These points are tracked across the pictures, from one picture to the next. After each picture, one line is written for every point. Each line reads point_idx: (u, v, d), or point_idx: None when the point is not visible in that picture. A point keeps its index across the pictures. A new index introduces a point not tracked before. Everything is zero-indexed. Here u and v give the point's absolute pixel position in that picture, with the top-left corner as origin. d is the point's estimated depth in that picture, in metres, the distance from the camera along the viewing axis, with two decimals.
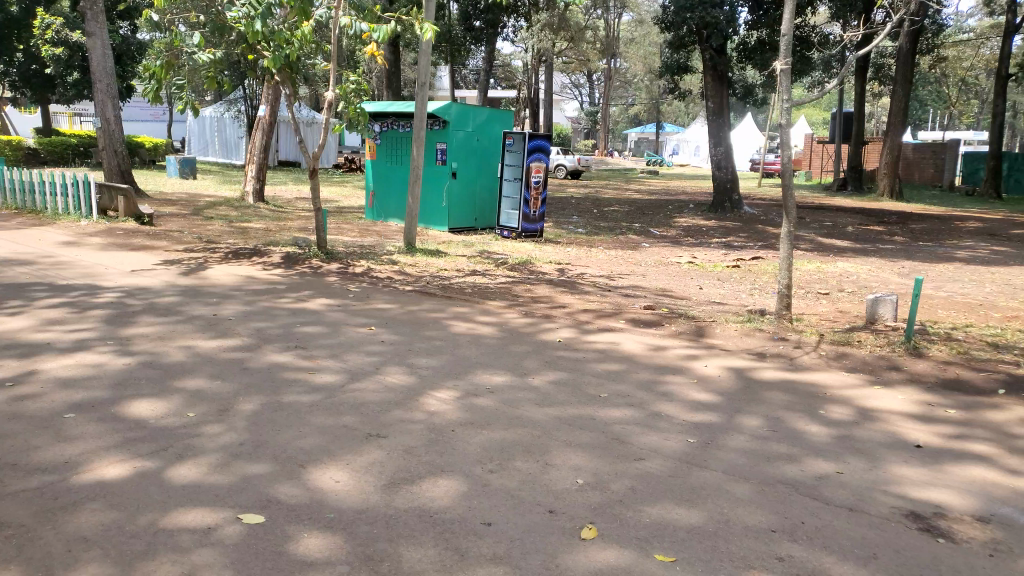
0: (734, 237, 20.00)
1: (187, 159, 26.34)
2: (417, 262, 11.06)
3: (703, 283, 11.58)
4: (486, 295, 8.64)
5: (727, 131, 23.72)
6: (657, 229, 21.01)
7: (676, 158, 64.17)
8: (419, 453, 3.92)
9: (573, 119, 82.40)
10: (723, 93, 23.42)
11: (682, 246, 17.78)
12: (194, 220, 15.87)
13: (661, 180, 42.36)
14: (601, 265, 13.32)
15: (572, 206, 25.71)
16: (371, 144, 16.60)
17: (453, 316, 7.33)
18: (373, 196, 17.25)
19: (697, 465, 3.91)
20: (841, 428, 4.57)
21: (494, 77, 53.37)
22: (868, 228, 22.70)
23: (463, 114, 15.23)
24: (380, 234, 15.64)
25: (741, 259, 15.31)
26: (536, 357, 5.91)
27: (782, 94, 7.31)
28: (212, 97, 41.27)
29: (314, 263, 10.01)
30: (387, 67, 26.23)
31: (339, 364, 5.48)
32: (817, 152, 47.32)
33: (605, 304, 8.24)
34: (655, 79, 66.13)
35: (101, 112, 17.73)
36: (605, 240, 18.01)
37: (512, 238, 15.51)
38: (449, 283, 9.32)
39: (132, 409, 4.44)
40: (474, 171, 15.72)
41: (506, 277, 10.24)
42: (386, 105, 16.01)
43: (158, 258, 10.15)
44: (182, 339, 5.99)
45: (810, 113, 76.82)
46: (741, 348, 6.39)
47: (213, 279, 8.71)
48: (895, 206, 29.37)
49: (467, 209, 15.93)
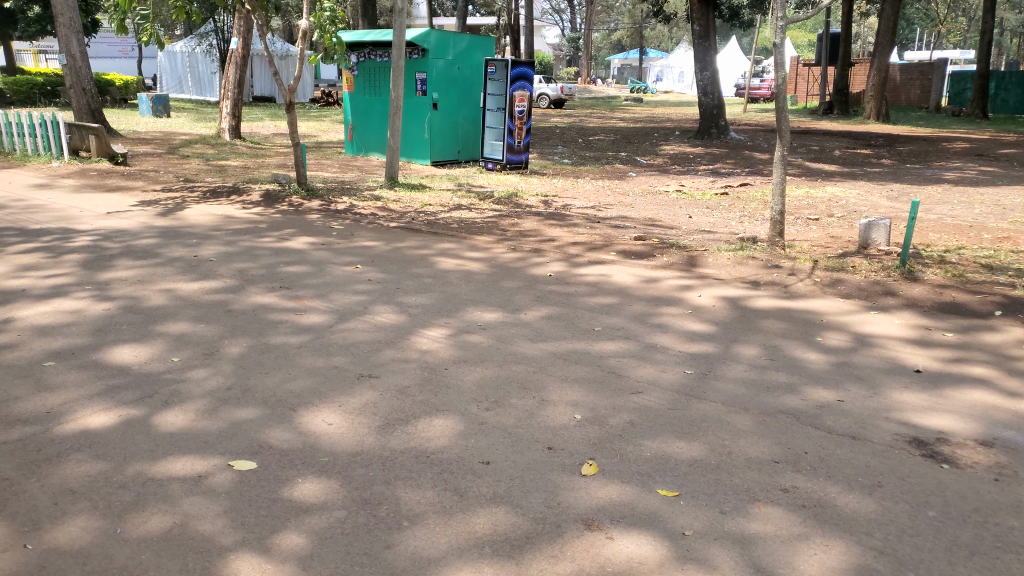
0: (721, 164, 19.77)
1: (159, 96, 25.43)
2: (401, 197, 10.82)
3: (692, 211, 11.42)
4: (473, 229, 8.46)
5: (713, 55, 23.10)
6: (644, 158, 20.71)
7: (660, 85, 62.99)
8: (412, 393, 3.83)
9: (555, 46, 80.26)
10: (709, 16, 22.91)
11: (670, 175, 17.54)
12: (170, 159, 15.42)
13: (646, 108, 41.65)
14: (589, 196, 13.10)
15: (556, 136, 25.27)
16: (349, 76, 16.08)
17: (441, 253, 7.16)
18: (353, 129, 16.80)
19: (697, 397, 3.86)
20: (838, 355, 4.53)
21: (472, 4, 51.52)
22: (856, 151, 22.54)
23: (443, 42, 14.69)
24: (362, 169, 15.26)
25: (729, 186, 15.13)
26: (527, 292, 5.80)
27: (775, 12, 7.00)
28: (183, 30, 39.72)
29: (296, 201, 9.76)
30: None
31: (326, 304, 5.34)
32: (803, 75, 46.59)
33: (594, 235, 8.10)
34: (639, 4, 64.16)
35: (66, 48, 16.85)
36: (591, 170, 17.73)
37: (496, 170, 15.09)
38: (436, 218, 9.12)
39: (114, 356, 4.28)
40: (455, 102, 15.29)
41: (492, 210, 10.05)
42: (363, 34, 15.40)
43: (134, 199, 9.82)
44: (163, 282, 5.80)
45: (795, 35, 75.17)
46: (735, 277, 6.31)
47: (191, 219, 8.44)
48: (881, 128, 29.10)
49: (450, 141, 15.57)
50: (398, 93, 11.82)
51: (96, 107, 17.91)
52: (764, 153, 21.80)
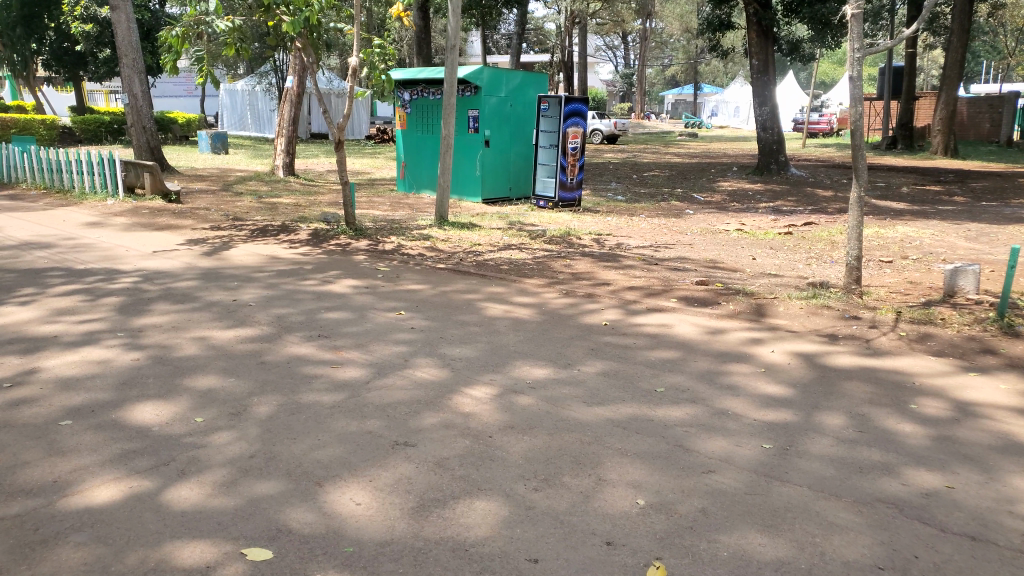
0: (782, 201, 19.04)
1: (219, 134, 26.05)
2: (451, 236, 10.55)
3: (755, 253, 10.83)
4: (524, 272, 8.07)
5: (772, 90, 22.50)
6: (700, 194, 20.12)
7: (715, 120, 62.25)
8: (452, 467, 3.42)
9: (607, 82, 80.37)
10: (768, 50, 22.39)
11: (728, 213, 16.93)
12: (224, 196, 15.57)
13: (701, 143, 41.04)
14: (644, 235, 12.62)
15: (610, 172, 24.88)
16: (401, 114, 16.05)
17: (489, 297, 6.78)
18: (405, 166, 16.73)
19: (778, 479, 3.34)
20: (939, 427, 3.94)
21: (526, 42, 51.94)
22: (924, 188, 21.51)
23: (495, 79, 14.54)
24: (412, 207, 15.12)
25: (792, 225, 14.45)
26: (580, 344, 5.35)
27: (852, 42, 6.51)
28: (245, 70, 41.01)
29: (343, 240, 9.57)
30: (416, 34, 25.49)
31: (364, 356, 4.99)
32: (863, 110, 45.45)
33: (652, 279, 7.62)
34: (693, 39, 63.85)
35: (129, 88, 17.38)
36: (646, 207, 17.25)
37: (548, 208, 14.73)
38: (484, 259, 8.77)
39: (135, 416, 4.00)
40: (507, 139, 15.08)
41: (544, 250, 9.67)
42: (416, 72, 15.40)
43: (181, 238, 9.78)
44: (197, 330, 5.56)
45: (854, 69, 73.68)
46: (809, 330, 5.75)
47: (235, 260, 8.29)
48: (950, 164, 27.92)
49: (501, 178, 15.33)
50: (449, 130, 11.62)
51: (156, 145, 18.38)
52: (827, 189, 20.98)
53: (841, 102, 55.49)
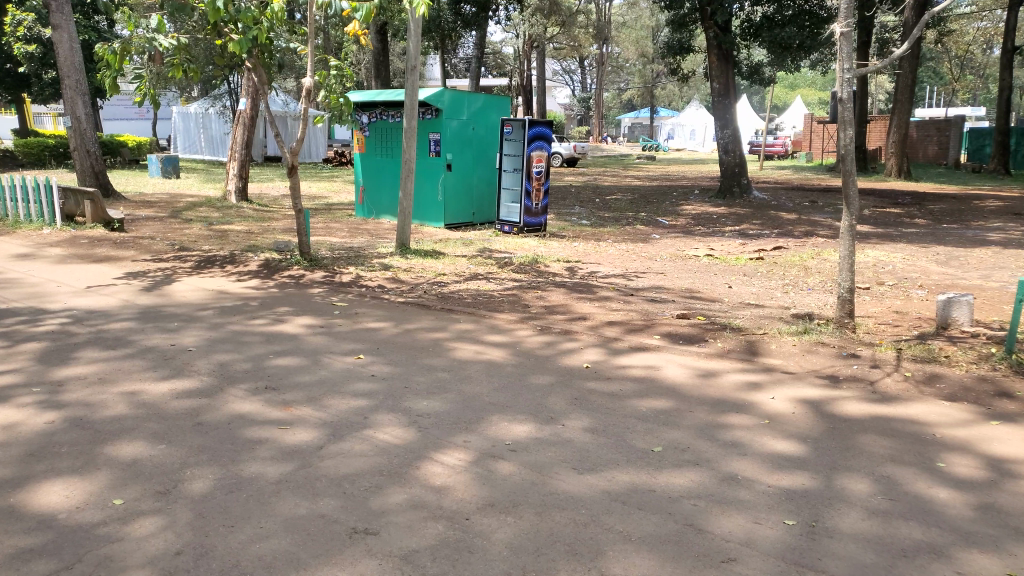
0: (747, 224, 18.89)
1: (169, 157, 25.08)
2: (413, 265, 9.96)
3: (730, 280, 10.48)
4: (493, 305, 7.52)
5: (733, 113, 22.49)
6: (665, 218, 19.87)
7: (671, 143, 62.86)
8: (423, 564, 2.83)
9: (566, 106, 80.83)
10: (729, 74, 22.39)
11: (695, 237, 16.66)
12: (171, 223, 14.75)
13: (661, 166, 41.18)
14: (614, 262, 12.21)
15: (572, 195, 24.58)
16: (360, 136, 15.50)
17: (458, 336, 6.21)
18: (364, 191, 16.12)
19: (811, 569, 2.82)
20: (978, 492, 3.47)
21: (484, 65, 51.86)
22: (884, 210, 21.66)
23: (457, 102, 14.07)
24: (372, 233, 14.50)
25: (761, 250, 14.20)
26: (563, 393, 4.80)
27: (842, 61, 6.15)
28: (199, 92, 39.96)
29: (297, 271, 8.90)
30: (375, 55, 25.01)
31: (318, 413, 4.36)
32: (818, 133, 46.34)
33: (631, 313, 7.13)
34: (649, 63, 64.62)
35: (71, 110, 16.53)
36: (612, 232, 16.90)
37: (513, 233, 14.28)
38: (450, 291, 8.20)
39: (39, 500, 3.31)
40: (470, 163, 14.61)
41: (513, 280, 9.15)
42: (375, 94, 14.84)
43: (120, 271, 9.01)
44: (126, 383, 4.86)
45: (805, 93, 75.27)
46: (808, 371, 5.32)
47: (177, 296, 7.56)
48: (906, 186, 28.35)
49: (464, 203, 14.82)
50: (411, 154, 11.08)
51: (100, 168, 17.50)
52: (790, 212, 20.92)
53: (795, 125, 56.52)
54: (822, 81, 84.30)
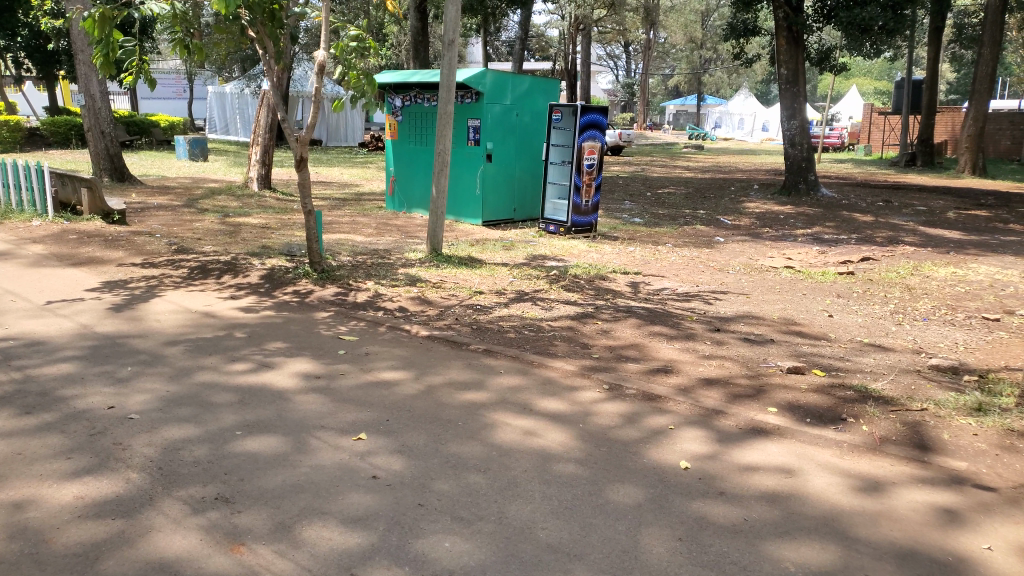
0: (820, 227, 16.95)
1: (197, 140, 23.94)
2: (446, 278, 8.41)
3: (825, 306, 8.67)
4: (543, 344, 5.88)
5: (803, 102, 20.45)
6: (727, 217, 18.03)
7: (719, 131, 60.41)
8: None
9: (608, 92, 78.63)
10: (798, 59, 20.39)
11: (764, 241, 14.82)
12: (183, 215, 13.43)
13: (710, 156, 39.06)
14: (680, 274, 10.48)
15: (620, 188, 22.85)
16: (393, 121, 13.99)
17: (499, 399, 4.59)
18: (394, 182, 14.59)
19: None
20: None
21: (528, 49, 50.08)
22: (972, 213, 19.49)
23: (500, 85, 12.42)
24: (402, 230, 12.98)
25: (847, 261, 12.29)
26: (659, 528, 3.16)
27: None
28: (237, 73, 38.93)
29: (303, 286, 7.41)
30: (413, 35, 23.50)
31: (282, 566, 2.80)
32: (878, 124, 43.64)
33: (725, 366, 5.45)
34: (698, 49, 62.15)
35: (86, 88, 15.65)
36: (669, 233, 15.13)
37: (560, 234, 12.59)
38: (488, 320, 6.59)
39: None
40: (512, 154, 12.97)
41: (566, 303, 7.53)
42: (408, 75, 13.36)
43: (99, 279, 7.57)
44: (19, 482, 3.33)
45: (861, 82, 71.90)
46: (1016, 489, 3.59)
47: (151, 321, 6.08)
48: (984, 184, 25.99)
49: (504, 198, 13.19)
50: (445, 144, 9.44)
51: (116, 150, 16.50)
52: (865, 213, 18.89)
53: (852, 115, 53.66)
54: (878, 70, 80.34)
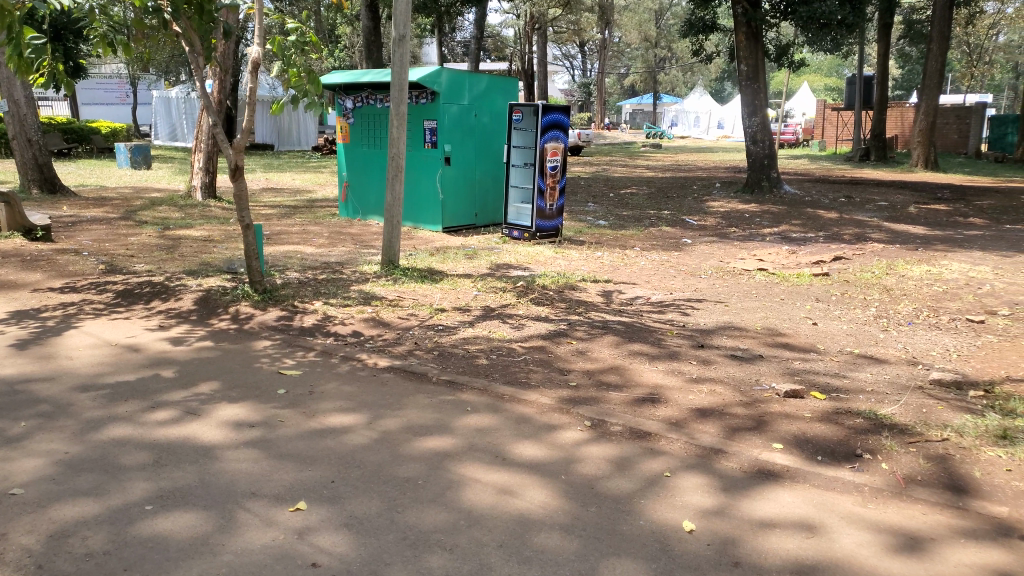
0: (786, 225, 16.67)
1: (140, 146, 22.78)
2: (403, 294, 7.73)
3: (806, 312, 8.21)
4: (513, 371, 5.26)
5: (763, 99, 20.25)
6: (692, 217, 17.65)
7: (675, 130, 60.68)
8: None
9: (565, 92, 78.51)
10: (758, 55, 20.22)
11: (732, 242, 14.44)
12: (119, 229, 12.50)
13: (669, 155, 38.97)
14: (651, 281, 9.97)
15: (582, 188, 22.39)
16: (344, 124, 13.24)
17: (467, 445, 3.95)
18: (348, 188, 13.82)
19: None
20: None
21: (483, 50, 49.51)
22: (932, 207, 19.48)
23: (457, 84, 11.77)
24: (356, 239, 12.25)
25: (820, 261, 11.94)
26: None
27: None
28: (184, 77, 37.59)
29: (244, 312, 6.69)
30: (366, 35, 22.72)
31: None
32: (832, 120, 44.11)
33: (718, 392, 4.89)
34: (652, 49, 62.27)
35: (8, 93, 14.65)
36: (636, 235, 14.65)
37: (524, 240, 11.98)
38: (452, 344, 5.95)
39: None
40: (471, 157, 12.33)
41: (536, 319, 6.92)
42: (360, 75, 12.64)
43: (9, 307, 6.72)
44: None
45: (812, 79, 72.90)
46: None
47: (63, 359, 5.31)
48: (938, 177, 26.22)
49: (464, 202, 12.54)
50: (399, 148, 8.76)
51: (46, 160, 15.36)
52: (828, 210, 18.70)
53: (805, 112, 54.30)
54: (827, 67, 81.60)
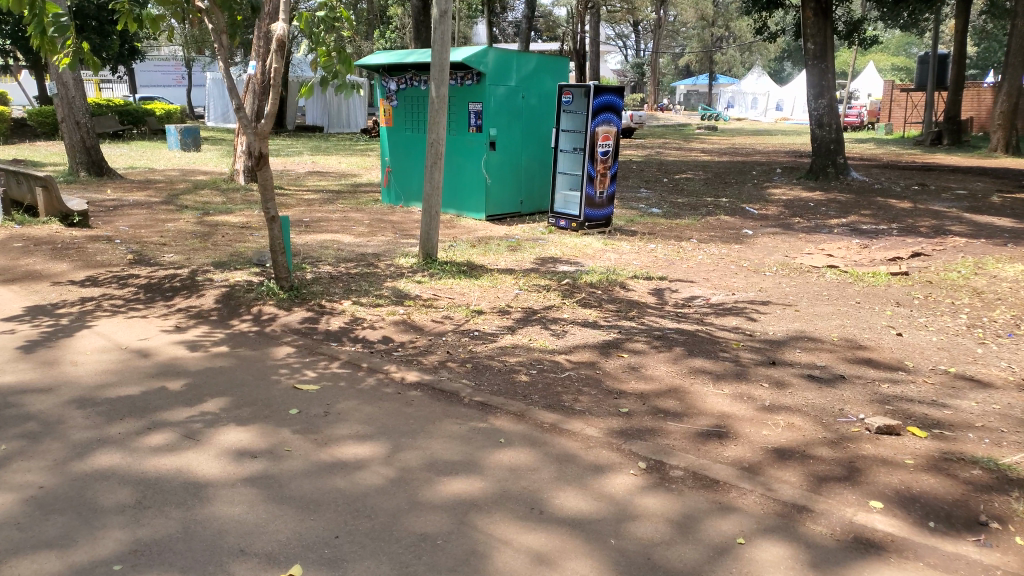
0: (855, 215, 15.53)
1: (189, 128, 22.78)
2: (439, 293, 7.15)
3: (888, 320, 7.32)
4: (557, 393, 4.62)
5: (831, 80, 18.97)
6: (752, 205, 16.64)
7: (732, 112, 58.73)
8: None
9: (618, 72, 76.78)
10: (827, 32, 18.95)
11: (798, 234, 13.44)
12: (158, 213, 12.24)
13: (726, 138, 37.49)
14: (710, 278, 9.16)
15: (634, 173, 21.48)
16: (387, 107, 12.71)
17: (498, 492, 3.34)
18: (390, 173, 13.28)
19: None
20: None
21: (535, 29, 48.51)
22: (1016, 196, 17.99)
23: (503, 64, 11.09)
24: (397, 227, 11.72)
25: (897, 258, 10.92)
26: None
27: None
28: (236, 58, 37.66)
29: (268, 313, 6.20)
30: (415, 14, 22.14)
31: None
32: (900, 102, 41.86)
33: (797, 427, 4.17)
34: (709, 28, 60.18)
35: (57, 77, 14.15)
36: (692, 225, 13.77)
37: (571, 229, 11.25)
38: (489, 355, 5.35)
39: None
40: (518, 141, 11.67)
41: (583, 325, 6.25)
42: (404, 55, 12.07)
43: (25, 302, 6.36)
44: None
45: (878, 59, 69.52)
46: None
47: (66, 364, 4.88)
48: (1019, 164, 24.43)
49: (509, 189, 11.89)
50: (438, 132, 8.14)
51: (93, 142, 15.37)
52: (900, 199, 17.43)
53: (870, 94, 51.83)
54: (896, 45, 77.77)
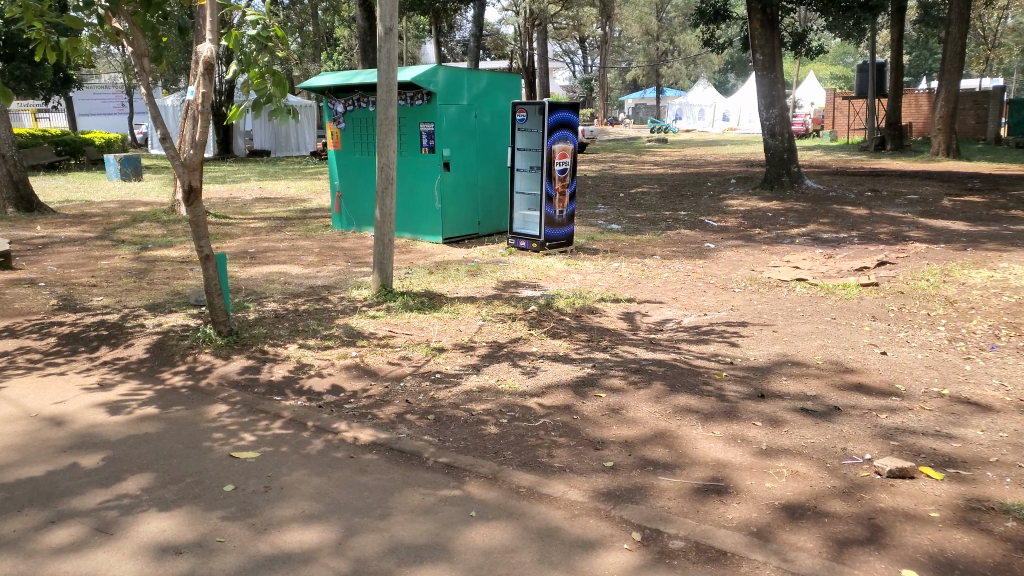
0: (814, 224, 15.42)
1: (129, 157, 21.71)
2: (394, 329, 6.58)
3: (867, 337, 6.99)
4: (532, 446, 4.12)
5: (781, 90, 19.00)
6: (711, 218, 16.46)
7: (681, 124, 59.46)
8: None
9: (567, 88, 77.35)
10: (775, 43, 18.96)
11: (760, 245, 13.22)
12: (91, 249, 11.45)
13: (677, 149, 37.75)
14: (679, 297, 8.79)
15: (590, 189, 21.22)
16: (335, 129, 12.13)
17: None
18: (340, 198, 12.67)
19: None
20: None
21: (483, 47, 48.41)
22: (966, 199, 18.18)
23: (455, 82, 10.64)
24: (348, 254, 11.13)
25: (864, 267, 10.71)
26: None
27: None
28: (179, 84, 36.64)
29: (204, 363, 5.57)
30: (360, 34, 21.58)
31: None
32: (844, 109, 42.70)
33: (800, 476, 3.74)
34: (654, 43, 60.77)
35: None
36: (654, 240, 13.45)
37: (532, 250, 10.77)
38: (454, 402, 4.82)
39: None
40: (472, 161, 11.19)
41: (553, 360, 5.75)
42: (350, 76, 11.53)
43: None
44: None
45: (818, 67, 71.10)
46: None
47: None
48: (963, 166, 24.88)
49: (466, 210, 11.39)
50: (388, 156, 7.59)
51: (21, 176, 14.36)
52: (856, 205, 17.44)
53: (813, 102, 52.93)
54: (836, 55, 79.63)
